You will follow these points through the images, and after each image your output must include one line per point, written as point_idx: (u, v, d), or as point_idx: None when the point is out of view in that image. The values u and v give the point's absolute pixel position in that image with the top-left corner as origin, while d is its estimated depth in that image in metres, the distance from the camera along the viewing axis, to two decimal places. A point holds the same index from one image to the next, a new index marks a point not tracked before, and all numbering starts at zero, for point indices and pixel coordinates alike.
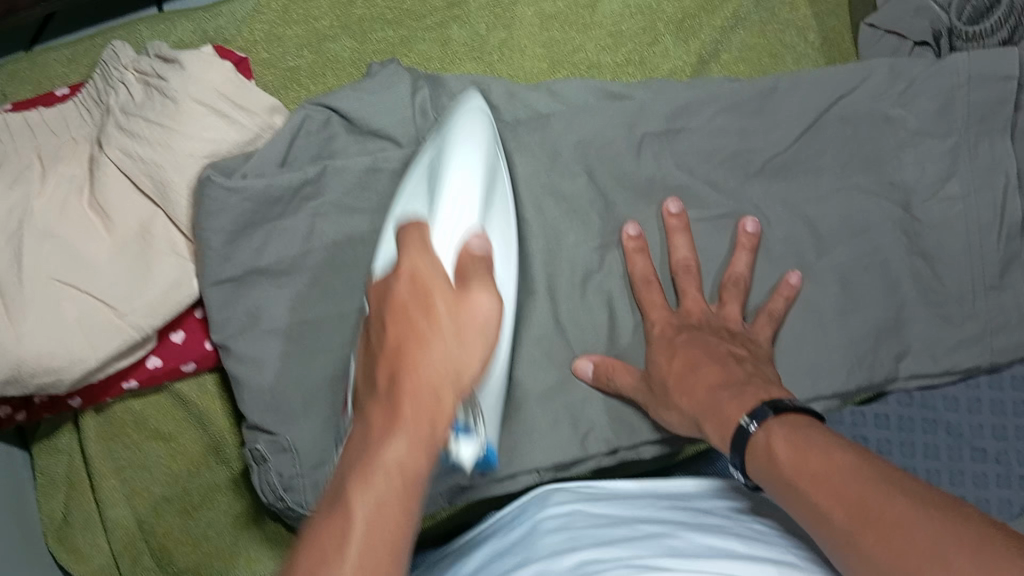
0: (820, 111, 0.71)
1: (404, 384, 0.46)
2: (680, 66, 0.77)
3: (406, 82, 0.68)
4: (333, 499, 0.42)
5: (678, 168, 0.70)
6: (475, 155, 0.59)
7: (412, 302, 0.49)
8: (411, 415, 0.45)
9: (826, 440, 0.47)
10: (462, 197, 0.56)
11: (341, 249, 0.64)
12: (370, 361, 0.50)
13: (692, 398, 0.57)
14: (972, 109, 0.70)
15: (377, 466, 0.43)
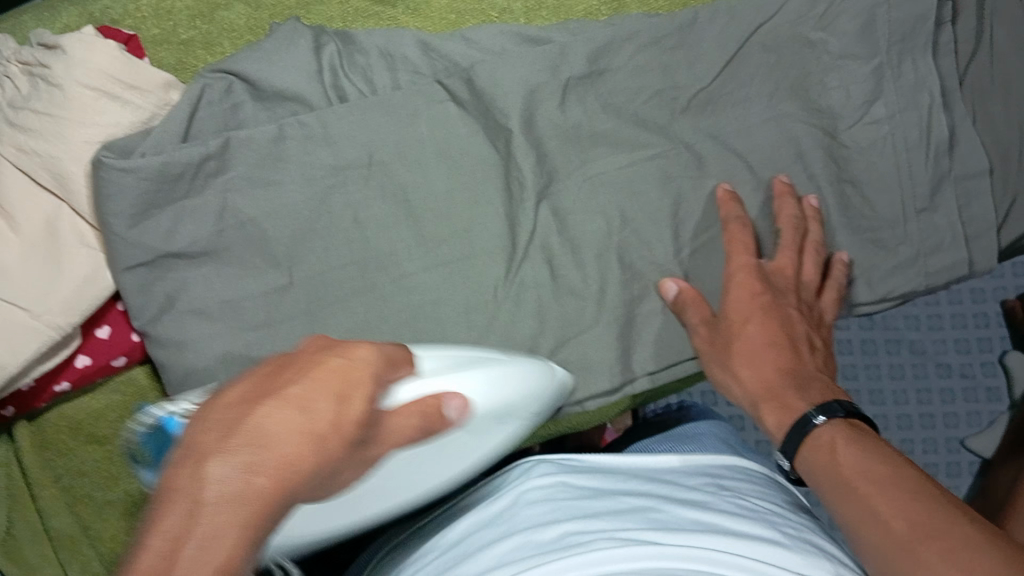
0: (742, 40, 0.69)
1: (273, 458, 0.34)
2: (595, 7, 0.72)
3: (309, 40, 0.66)
4: (150, 571, 0.31)
5: (605, 110, 0.68)
6: (507, 392, 0.56)
7: (349, 388, 0.38)
8: (265, 491, 0.34)
9: (880, 451, 0.50)
10: (469, 377, 0.53)
11: (257, 222, 0.63)
12: (248, 393, 0.37)
13: (756, 375, 0.61)
14: (893, 28, 0.68)
15: (212, 560, 0.31)
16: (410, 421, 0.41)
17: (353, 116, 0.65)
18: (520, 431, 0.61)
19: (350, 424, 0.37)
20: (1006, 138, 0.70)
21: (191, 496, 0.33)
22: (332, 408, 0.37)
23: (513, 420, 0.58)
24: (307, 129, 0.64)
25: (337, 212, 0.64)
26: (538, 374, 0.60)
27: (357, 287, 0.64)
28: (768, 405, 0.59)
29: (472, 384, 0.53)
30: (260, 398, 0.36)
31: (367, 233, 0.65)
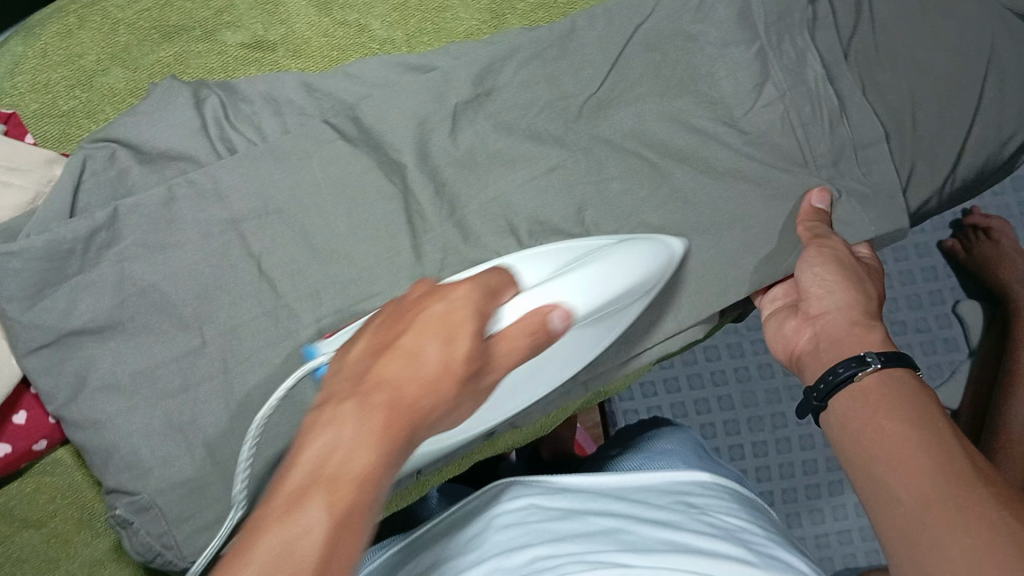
0: (622, 43, 0.70)
1: (400, 394, 0.39)
2: (476, 27, 0.72)
3: (188, 96, 0.66)
4: (299, 489, 0.34)
5: (497, 130, 0.68)
6: (612, 292, 0.57)
7: (454, 329, 0.41)
8: (393, 425, 0.38)
9: (921, 402, 0.54)
10: (568, 279, 0.53)
11: (159, 286, 0.63)
12: (372, 347, 0.42)
13: (851, 311, 0.62)
14: (767, 10, 0.71)
15: (350, 477, 0.35)
16: (518, 341, 0.44)
17: (245, 165, 0.65)
18: (629, 310, 0.63)
19: (458, 361, 0.41)
20: (899, 105, 0.70)
21: (327, 453, 0.36)
22: (439, 352, 0.40)
23: (635, 295, 0.61)
24: (199, 187, 0.64)
25: (242, 265, 0.64)
26: (652, 256, 0.61)
27: (269, 337, 0.63)
28: (852, 329, 0.61)
29: (567, 287, 0.53)
30: (384, 348, 0.41)
31: (274, 282, 0.64)
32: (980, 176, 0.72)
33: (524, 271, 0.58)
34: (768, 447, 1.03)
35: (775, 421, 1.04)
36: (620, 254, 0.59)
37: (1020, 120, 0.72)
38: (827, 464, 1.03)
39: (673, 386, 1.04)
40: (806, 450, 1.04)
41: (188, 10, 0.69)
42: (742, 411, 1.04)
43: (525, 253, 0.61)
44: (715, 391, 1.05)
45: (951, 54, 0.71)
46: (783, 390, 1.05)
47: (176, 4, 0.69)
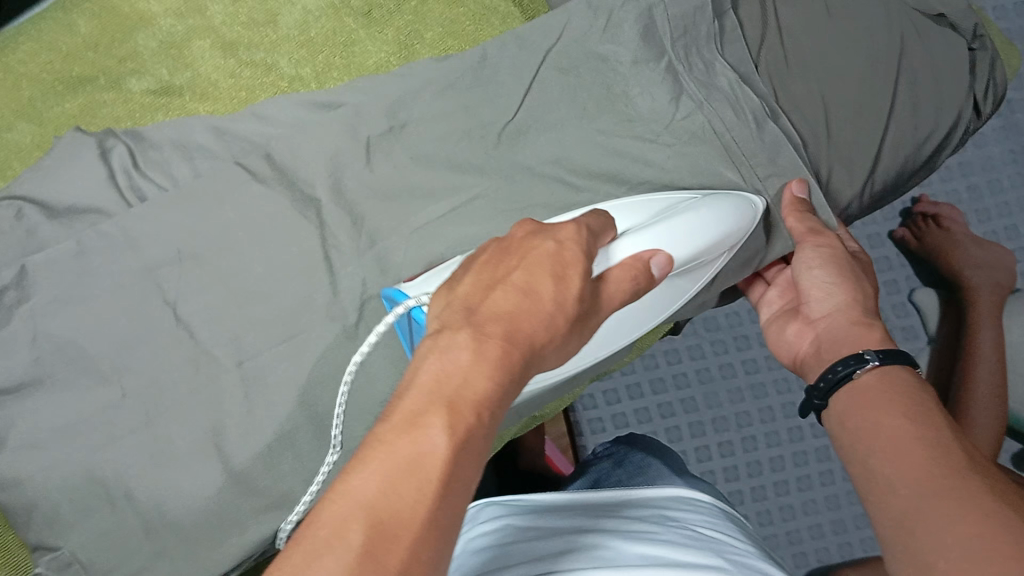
0: (535, 67, 0.70)
1: (518, 324, 0.40)
2: (386, 58, 0.71)
3: (94, 147, 0.65)
4: (417, 408, 0.35)
5: (414, 162, 0.68)
6: (712, 235, 0.59)
7: (567, 267, 0.43)
8: (509, 351, 0.39)
9: (927, 402, 0.56)
10: (661, 231, 0.57)
11: (73, 339, 0.62)
12: (479, 284, 0.43)
13: (849, 310, 0.64)
14: (673, 23, 0.71)
15: (469, 398, 0.36)
16: (626, 283, 0.47)
17: (155, 213, 0.64)
18: (718, 262, 0.64)
19: (552, 304, 0.42)
20: (815, 112, 0.70)
21: (453, 374, 0.37)
22: (556, 287, 0.42)
23: (724, 246, 0.61)
24: (109, 237, 0.64)
25: (157, 313, 0.63)
26: (737, 211, 0.62)
27: (191, 384, 0.63)
28: (852, 328, 0.63)
29: (671, 230, 0.57)
30: (494, 284, 0.43)
31: (191, 329, 0.63)
32: (899, 181, 0.73)
33: (599, 225, 0.59)
34: (734, 447, 1.00)
35: (740, 420, 1.01)
36: (708, 211, 0.60)
37: (936, 121, 0.72)
38: (796, 461, 1.00)
39: (636, 392, 1.01)
40: (773, 447, 1.00)
41: (91, 60, 0.68)
42: (706, 412, 1.01)
43: (610, 205, 0.63)
44: (678, 394, 1.01)
45: (862, 57, 0.71)
46: (747, 389, 1.01)
47: (79, 54, 0.69)
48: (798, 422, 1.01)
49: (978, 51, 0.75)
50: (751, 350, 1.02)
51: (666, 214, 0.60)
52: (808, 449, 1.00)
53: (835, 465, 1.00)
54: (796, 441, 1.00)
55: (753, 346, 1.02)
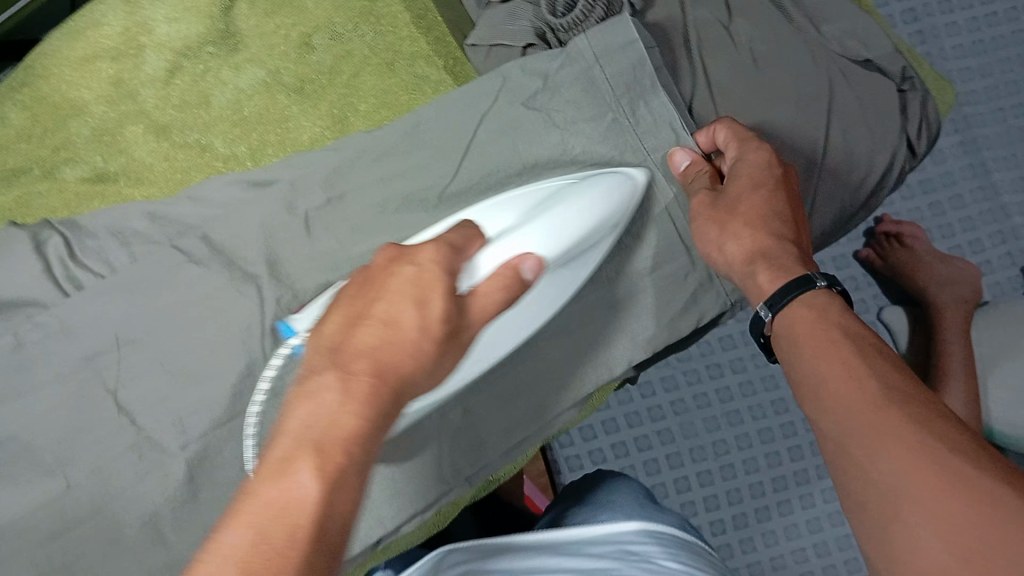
0: (473, 129, 0.69)
1: (381, 363, 0.42)
2: (321, 132, 0.71)
3: (28, 240, 0.65)
4: (284, 456, 0.38)
5: (355, 234, 0.68)
6: (583, 226, 0.57)
7: (425, 292, 0.44)
8: (372, 390, 0.41)
9: (838, 321, 0.53)
10: (514, 239, 0.53)
11: (12, 434, 0.62)
12: (346, 320, 0.44)
13: (724, 249, 0.62)
14: (613, 82, 0.67)
15: (336, 440, 0.39)
16: (494, 295, 0.47)
17: (91, 301, 0.64)
18: (599, 247, 0.63)
19: (437, 322, 0.44)
20: None
21: (314, 421, 0.39)
22: (416, 315, 0.43)
23: (605, 229, 0.60)
24: (45, 329, 0.64)
25: (98, 402, 0.63)
26: (610, 192, 0.61)
27: (137, 473, 0.62)
28: (746, 283, 0.60)
29: (536, 234, 0.54)
30: (359, 316, 0.44)
31: (132, 415, 0.63)
32: (838, 224, 0.73)
33: (499, 217, 0.59)
34: (713, 476, 0.92)
35: (717, 448, 0.92)
36: (590, 195, 0.59)
37: (871, 162, 0.72)
38: (775, 485, 0.91)
39: (612, 426, 0.93)
40: (752, 474, 0.92)
41: (24, 151, 0.69)
42: (683, 443, 0.92)
43: (487, 200, 0.62)
44: (653, 426, 0.93)
45: (795, 102, 0.70)
46: (723, 417, 0.93)
47: (12, 145, 0.69)
48: (775, 447, 0.92)
49: (908, 92, 0.74)
50: (725, 379, 0.94)
51: (548, 201, 0.58)
52: (788, 474, 0.91)
53: (815, 486, 0.91)
54: (774, 465, 0.92)
55: (727, 374, 0.94)
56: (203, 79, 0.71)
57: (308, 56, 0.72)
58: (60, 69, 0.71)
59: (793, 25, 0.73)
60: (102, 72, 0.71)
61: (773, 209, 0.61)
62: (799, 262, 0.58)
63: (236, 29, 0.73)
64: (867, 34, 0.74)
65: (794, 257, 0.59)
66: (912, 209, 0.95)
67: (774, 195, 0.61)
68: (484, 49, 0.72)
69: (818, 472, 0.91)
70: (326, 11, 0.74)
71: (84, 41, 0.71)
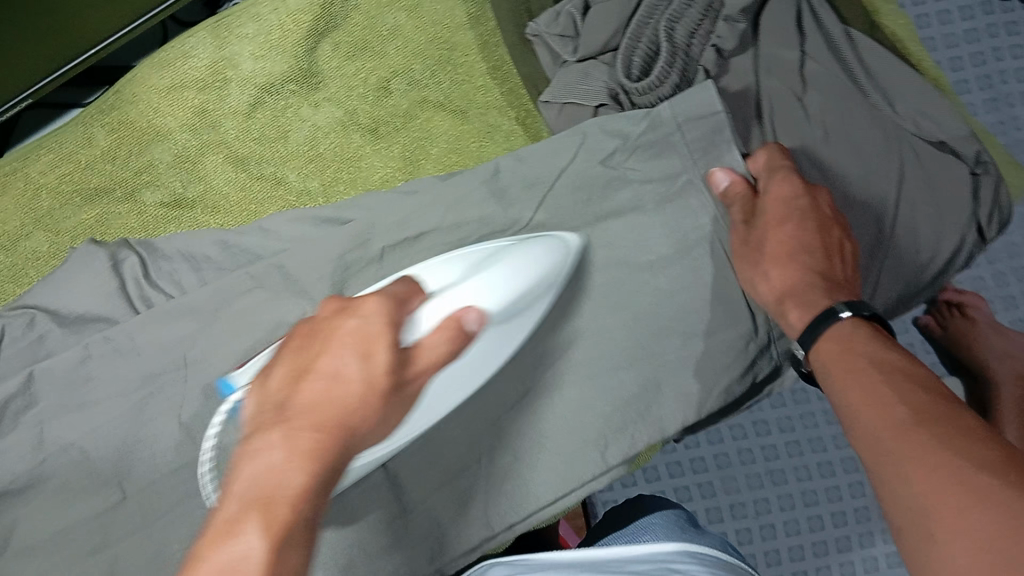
0: (550, 177, 0.70)
1: (325, 417, 0.42)
2: (391, 174, 0.73)
3: (104, 258, 0.68)
4: (235, 515, 0.38)
5: (423, 269, 0.68)
6: (525, 285, 0.58)
7: (370, 346, 0.44)
8: (319, 446, 0.41)
9: (914, 376, 0.49)
10: (465, 294, 0.53)
11: (73, 444, 0.64)
12: (293, 373, 0.44)
13: (759, 283, 0.62)
14: (693, 145, 0.68)
15: (282, 498, 0.39)
16: (439, 345, 0.47)
17: (159, 322, 0.66)
18: (538, 307, 0.64)
19: (382, 374, 0.44)
20: None
21: (268, 473, 0.40)
22: (360, 369, 0.43)
23: (545, 287, 0.62)
24: (114, 344, 0.66)
25: (159, 420, 0.65)
26: (548, 250, 0.63)
27: (190, 489, 0.64)
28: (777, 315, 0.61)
29: (476, 289, 0.54)
30: (303, 371, 0.44)
31: (192, 434, 0.65)
32: (899, 302, 0.72)
33: (444, 270, 0.58)
34: (752, 534, 0.89)
35: (759, 506, 0.90)
36: (507, 259, 0.58)
37: (936, 245, 0.70)
38: (816, 550, 0.88)
39: (653, 474, 0.92)
40: (792, 536, 0.89)
41: (109, 172, 0.72)
42: (723, 498, 0.90)
43: (453, 253, 0.61)
44: (694, 477, 0.91)
45: (858, 181, 0.70)
46: (766, 475, 0.90)
47: (98, 165, 0.72)
48: (818, 510, 0.89)
49: (980, 177, 0.71)
50: (772, 437, 0.91)
51: (484, 263, 0.58)
52: (829, 539, 0.88)
53: (856, 555, 0.88)
54: (816, 529, 0.89)
55: (774, 433, 0.91)
56: (282, 115, 0.73)
57: (385, 99, 0.74)
58: (146, 96, 0.72)
59: (866, 99, 0.72)
60: (188, 101, 0.72)
61: (802, 242, 0.61)
62: (823, 290, 0.59)
63: (319, 69, 0.74)
64: (944, 116, 0.72)
65: (823, 287, 0.59)
66: (975, 278, 0.94)
67: (798, 228, 0.62)
68: (557, 106, 0.73)
69: (861, 541, 0.88)
70: (405, 58, 0.75)
71: (173, 70, 0.72)
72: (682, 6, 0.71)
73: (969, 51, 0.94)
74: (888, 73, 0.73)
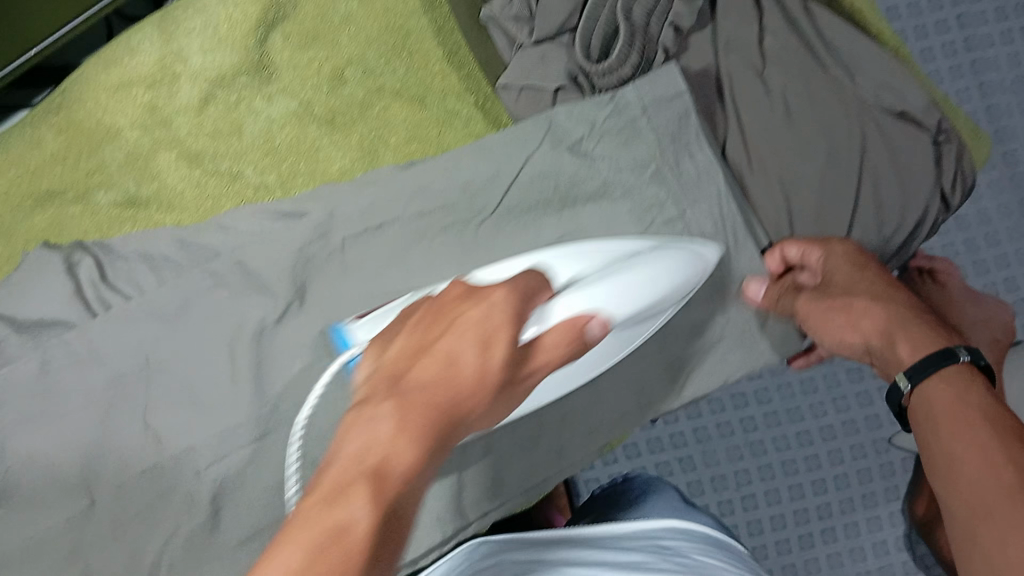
0: (514, 163, 0.69)
1: (443, 397, 0.39)
2: (348, 164, 0.72)
3: (62, 263, 0.67)
4: (342, 481, 0.34)
5: (390, 261, 0.68)
6: (658, 293, 0.58)
7: (490, 334, 0.42)
8: (429, 429, 0.38)
9: (979, 404, 0.50)
10: (619, 286, 0.55)
11: (36, 453, 0.63)
12: (411, 350, 0.42)
13: (869, 326, 0.60)
14: (659, 129, 0.68)
15: (394, 472, 0.35)
16: (558, 345, 0.46)
17: (121, 325, 0.65)
18: (660, 317, 0.64)
19: (495, 369, 0.42)
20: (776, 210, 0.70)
21: (372, 441, 0.36)
22: (477, 359, 0.41)
23: (669, 303, 0.61)
24: (75, 350, 0.65)
25: (124, 424, 0.64)
26: (689, 264, 0.62)
27: (161, 492, 0.64)
28: (892, 355, 0.58)
29: (598, 293, 0.53)
30: (423, 349, 0.42)
31: (160, 436, 0.64)
32: None
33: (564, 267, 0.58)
34: (734, 506, 0.90)
35: (740, 478, 0.90)
36: (648, 264, 0.59)
37: (903, 214, 0.70)
38: (797, 518, 0.89)
39: (633, 451, 0.92)
40: (773, 506, 0.89)
41: (59, 174, 0.71)
42: (704, 472, 0.91)
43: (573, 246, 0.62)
44: (674, 453, 0.91)
45: (823, 157, 0.69)
46: (746, 447, 0.90)
47: (48, 169, 0.71)
48: (798, 479, 0.89)
49: (942, 145, 0.72)
50: (749, 411, 0.91)
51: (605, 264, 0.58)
52: (810, 507, 0.89)
53: (837, 522, 0.89)
54: (796, 498, 0.89)
55: (752, 406, 0.91)
56: (236, 108, 0.72)
57: (340, 89, 0.73)
58: (94, 94, 0.72)
59: (827, 74, 0.71)
60: (137, 99, 0.72)
61: (884, 284, 0.62)
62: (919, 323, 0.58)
63: (270, 61, 0.73)
64: (906, 84, 0.71)
65: (919, 322, 0.58)
66: (946, 244, 0.93)
67: (876, 277, 0.62)
68: (515, 91, 0.72)
69: (841, 507, 0.89)
70: (358, 46, 0.74)
71: (123, 67, 0.72)
72: None
73: (932, 19, 0.94)
74: (850, 45, 0.73)
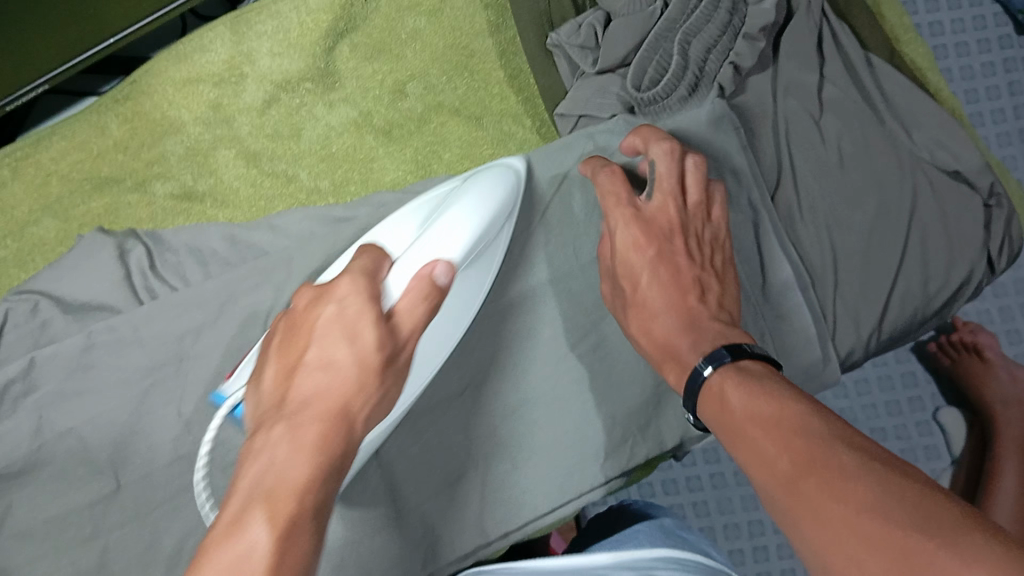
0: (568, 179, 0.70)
1: (325, 405, 0.47)
2: (402, 177, 0.74)
3: (112, 248, 0.68)
4: (238, 512, 0.41)
5: None
6: (487, 212, 0.60)
7: (354, 326, 0.50)
8: (316, 439, 0.45)
9: (779, 411, 0.46)
10: (452, 232, 0.57)
11: (67, 432, 0.63)
12: (282, 371, 0.50)
13: (655, 332, 0.60)
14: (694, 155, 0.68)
15: (284, 487, 0.42)
16: (415, 306, 0.51)
17: (163, 315, 0.66)
18: (501, 239, 0.64)
19: (369, 352, 0.49)
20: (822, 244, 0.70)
21: (262, 471, 0.43)
22: (348, 350, 0.49)
23: (503, 218, 0.62)
24: (116, 334, 0.65)
25: (158, 411, 0.64)
26: (496, 184, 0.62)
27: (186, 481, 0.64)
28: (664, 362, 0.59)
29: (458, 227, 0.57)
30: (293, 367, 0.49)
31: (191, 425, 0.64)
32: (908, 330, 0.70)
33: (397, 222, 0.61)
34: (745, 555, 0.89)
35: (753, 527, 0.89)
36: (470, 192, 0.61)
37: (949, 274, 0.70)
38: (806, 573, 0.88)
39: (648, 491, 0.91)
40: (785, 559, 0.89)
41: (119, 162, 0.72)
42: (717, 518, 0.89)
43: (414, 201, 0.64)
44: (690, 496, 0.90)
45: (873, 211, 0.69)
46: None
47: (109, 156, 0.73)
48: None
49: (994, 209, 0.71)
50: None
51: (436, 212, 0.60)
52: None
53: None
54: None
55: None
56: (298, 112, 0.74)
57: (399, 102, 0.75)
58: (162, 87, 0.73)
59: (884, 127, 0.72)
60: (202, 96, 0.74)
61: (666, 292, 0.61)
62: (684, 336, 0.58)
63: (336, 69, 0.75)
64: (961, 145, 0.71)
65: (689, 342, 0.57)
66: (981, 309, 0.93)
67: (648, 285, 0.61)
68: (572, 120, 0.73)
69: None
70: (423, 62, 0.75)
71: (191, 63, 0.74)
72: (700, 20, 0.70)
73: (983, 84, 0.94)
74: (906, 103, 0.73)
